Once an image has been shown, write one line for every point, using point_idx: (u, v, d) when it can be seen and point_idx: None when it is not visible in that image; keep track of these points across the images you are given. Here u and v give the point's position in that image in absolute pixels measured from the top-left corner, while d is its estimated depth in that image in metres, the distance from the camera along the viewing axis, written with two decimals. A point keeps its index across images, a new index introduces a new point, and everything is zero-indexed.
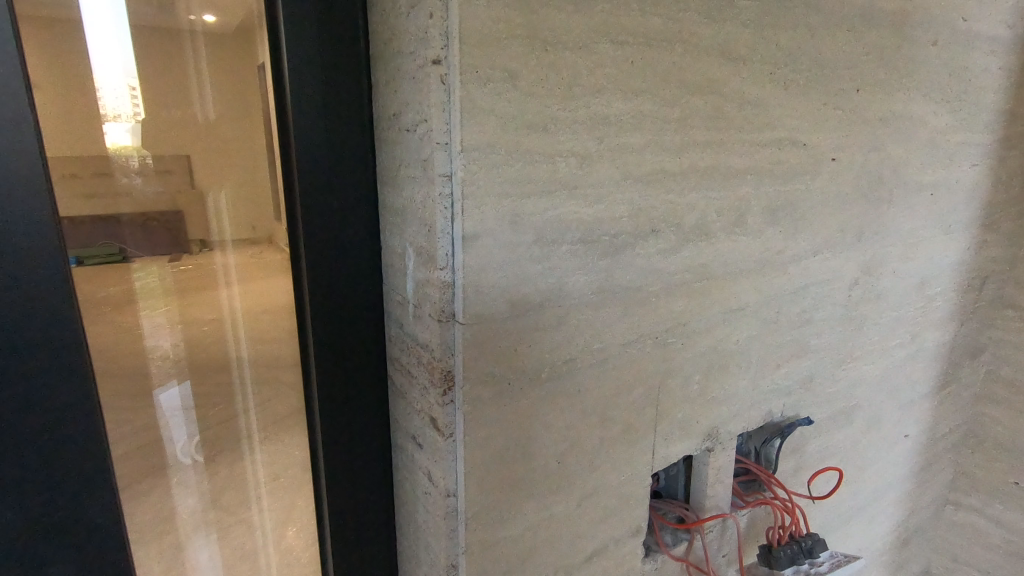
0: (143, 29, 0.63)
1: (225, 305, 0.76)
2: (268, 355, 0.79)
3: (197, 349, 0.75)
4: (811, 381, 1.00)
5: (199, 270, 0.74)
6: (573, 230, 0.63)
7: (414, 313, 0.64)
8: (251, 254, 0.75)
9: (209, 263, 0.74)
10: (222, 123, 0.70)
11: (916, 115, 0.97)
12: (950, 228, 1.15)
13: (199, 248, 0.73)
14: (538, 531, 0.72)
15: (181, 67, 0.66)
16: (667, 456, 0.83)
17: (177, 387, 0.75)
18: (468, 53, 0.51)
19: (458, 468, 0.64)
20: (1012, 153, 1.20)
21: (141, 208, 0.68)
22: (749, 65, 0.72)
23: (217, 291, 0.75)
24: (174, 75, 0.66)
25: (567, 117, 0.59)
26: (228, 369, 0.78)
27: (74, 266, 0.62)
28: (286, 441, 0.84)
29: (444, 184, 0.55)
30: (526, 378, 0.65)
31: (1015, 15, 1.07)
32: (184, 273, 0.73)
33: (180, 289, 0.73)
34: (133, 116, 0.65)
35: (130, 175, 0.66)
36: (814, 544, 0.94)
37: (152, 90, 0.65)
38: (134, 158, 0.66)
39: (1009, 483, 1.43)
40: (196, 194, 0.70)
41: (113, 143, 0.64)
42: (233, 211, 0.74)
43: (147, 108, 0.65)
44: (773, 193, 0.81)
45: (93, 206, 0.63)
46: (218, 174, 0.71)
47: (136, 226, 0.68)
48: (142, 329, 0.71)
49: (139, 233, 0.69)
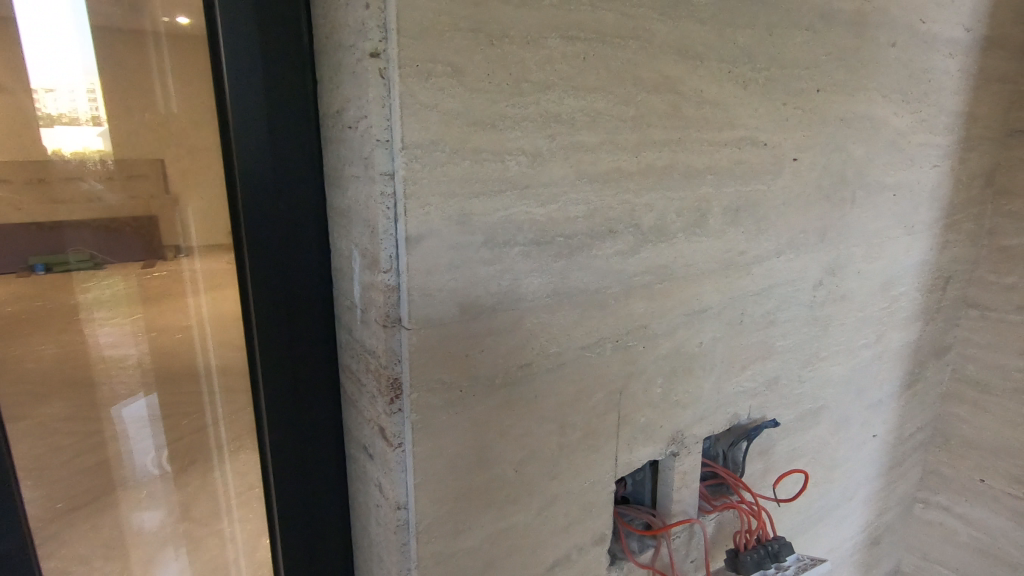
0: (107, 32, 0.63)
1: (193, 314, 0.73)
2: (229, 364, 0.76)
3: (163, 358, 0.74)
4: (777, 383, 0.99)
5: (167, 277, 0.71)
6: (526, 230, 0.61)
7: (361, 319, 0.61)
8: (220, 263, 0.72)
9: (177, 270, 0.71)
10: (189, 127, 0.67)
11: (877, 116, 0.97)
12: (914, 228, 1.15)
13: (172, 255, 0.71)
14: (496, 543, 0.69)
15: (146, 69, 0.65)
16: (631, 462, 0.81)
17: (143, 400, 0.75)
18: (408, 45, 0.49)
19: (407, 480, 0.61)
20: (971, 154, 1.22)
21: (109, 213, 0.68)
22: (707, 64, 0.71)
23: (184, 299, 0.72)
24: (138, 78, 0.65)
25: (516, 114, 0.57)
26: (196, 379, 0.76)
27: (39, 272, 0.66)
28: (236, 455, 0.80)
29: (386, 183, 0.53)
30: (480, 384, 0.62)
31: (972, 18, 1.08)
32: (153, 281, 0.71)
33: (148, 297, 0.71)
34: (98, 118, 0.64)
35: (94, 181, 0.66)
36: (780, 547, 0.93)
37: (116, 94, 0.64)
38: (99, 162, 0.65)
39: (975, 481, 1.45)
40: (168, 200, 0.69)
41: (81, 146, 0.65)
42: (204, 217, 0.70)
43: (112, 113, 0.65)
44: (734, 194, 0.80)
45: (57, 212, 0.65)
46: (188, 179, 0.69)
47: (107, 232, 0.68)
48: (104, 338, 0.71)
49: (110, 240, 0.69)
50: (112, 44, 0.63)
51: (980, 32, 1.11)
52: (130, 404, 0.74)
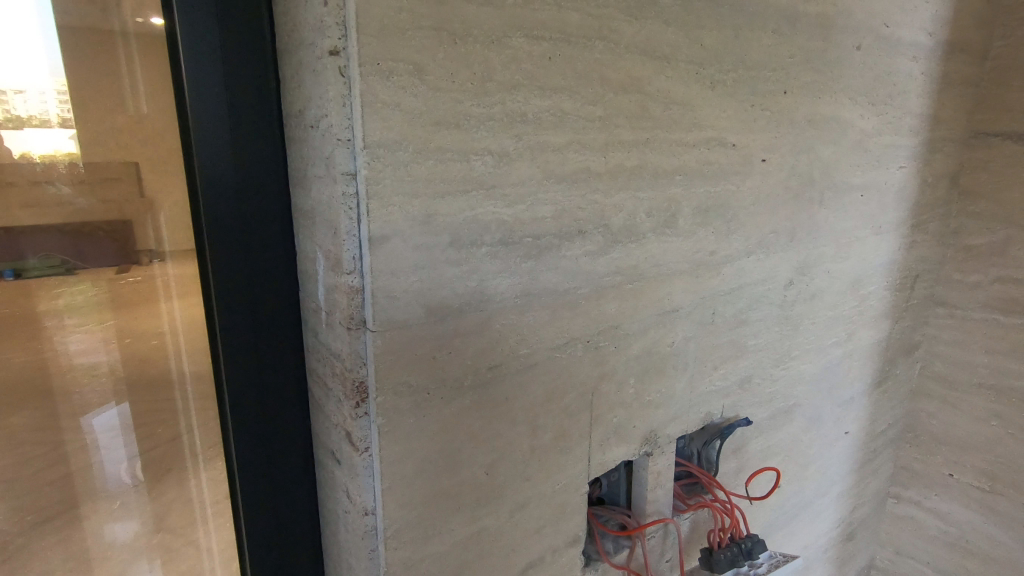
0: (74, 35, 0.63)
1: (166, 319, 0.72)
2: (198, 375, 0.73)
3: (139, 358, 0.76)
4: (749, 382, 1.00)
5: (142, 280, 0.72)
6: (492, 231, 0.60)
7: (326, 322, 0.60)
8: (188, 270, 0.69)
9: (150, 274, 0.71)
10: (156, 129, 0.65)
11: (843, 117, 0.99)
12: (881, 228, 1.18)
13: (146, 258, 0.72)
14: (468, 547, 0.69)
15: (115, 70, 0.64)
16: (604, 463, 0.81)
17: (113, 409, 0.80)
18: (367, 43, 0.49)
19: (375, 485, 0.60)
20: (936, 156, 1.24)
21: (83, 217, 0.71)
22: (674, 65, 0.71)
23: (157, 304, 0.72)
24: (109, 81, 0.64)
25: (481, 113, 0.57)
26: (171, 385, 0.75)
27: (10, 277, 0.73)
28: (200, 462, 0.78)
29: (347, 183, 0.52)
30: (448, 387, 0.62)
31: (934, 23, 1.10)
32: (128, 282, 0.73)
33: (121, 299, 0.74)
34: (65, 122, 0.66)
35: (59, 186, 0.68)
36: (753, 545, 0.93)
37: (85, 96, 0.65)
38: (66, 164, 0.67)
39: (945, 476, 1.48)
40: (143, 202, 0.69)
41: (53, 148, 0.66)
42: (173, 222, 0.69)
43: (80, 116, 0.66)
44: (703, 194, 0.81)
45: (32, 215, 0.69)
46: (158, 182, 0.67)
47: (84, 236, 0.72)
48: (72, 346, 0.78)
49: (87, 243, 0.73)
50: (80, 47, 0.64)
51: (942, 36, 1.14)
52: (102, 411, 0.80)
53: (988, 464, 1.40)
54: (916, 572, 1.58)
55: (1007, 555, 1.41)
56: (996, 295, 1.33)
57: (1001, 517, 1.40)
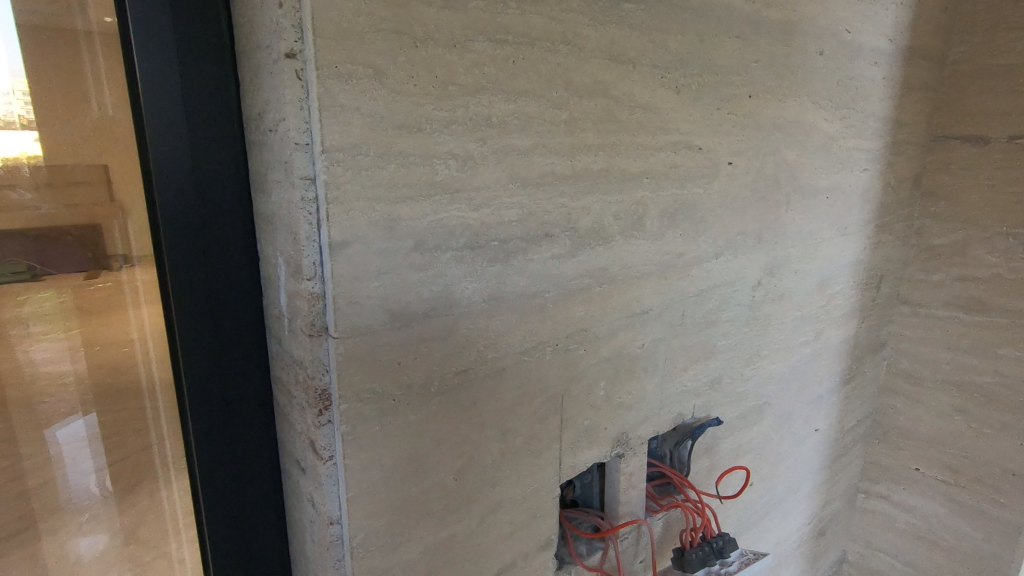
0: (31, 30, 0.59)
1: (134, 327, 0.69)
2: (166, 382, 0.70)
3: (111, 372, 0.71)
4: (719, 382, 1.02)
5: (114, 288, 0.68)
6: (457, 235, 0.60)
7: (288, 329, 0.59)
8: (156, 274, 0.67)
9: (121, 282, 0.68)
10: (119, 129, 0.62)
11: (808, 121, 1.01)
12: (847, 229, 1.20)
13: (121, 263, 0.68)
14: (437, 554, 0.68)
15: (76, 69, 0.61)
16: (575, 465, 0.81)
17: (80, 420, 0.72)
18: (324, 46, 0.48)
19: (340, 494, 0.59)
20: (898, 158, 1.28)
21: (51, 221, 0.65)
22: (639, 69, 0.72)
23: (126, 312, 0.68)
24: (71, 80, 0.61)
25: (444, 117, 0.56)
26: (140, 396, 0.71)
27: None
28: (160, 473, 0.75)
29: (307, 188, 0.51)
30: (414, 393, 0.61)
31: (895, 29, 1.13)
32: (101, 290, 0.68)
33: (93, 308, 0.69)
34: (28, 121, 0.61)
35: (24, 191, 0.63)
36: (724, 543, 0.95)
37: (47, 95, 0.61)
38: (31, 167, 0.62)
39: (912, 470, 1.52)
40: (112, 207, 0.65)
41: (20, 151, 0.61)
42: (139, 225, 0.66)
43: (45, 116, 0.62)
44: (671, 197, 0.81)
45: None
46: (123, 184, 0.64)
47: (51, 241, 0.66)
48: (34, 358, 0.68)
49: (54, 247, 0.66)
50: (38, 42, 0.60)
51: (902, 42, 1.17)
52: (68, 422, 0.71)
53: (952, 458, 1.44)
54: (886, 565, 1.62)
55: (972, 547, 1.45)
56: (958, 294, 1.36)
57: (965, 510, 1.44)
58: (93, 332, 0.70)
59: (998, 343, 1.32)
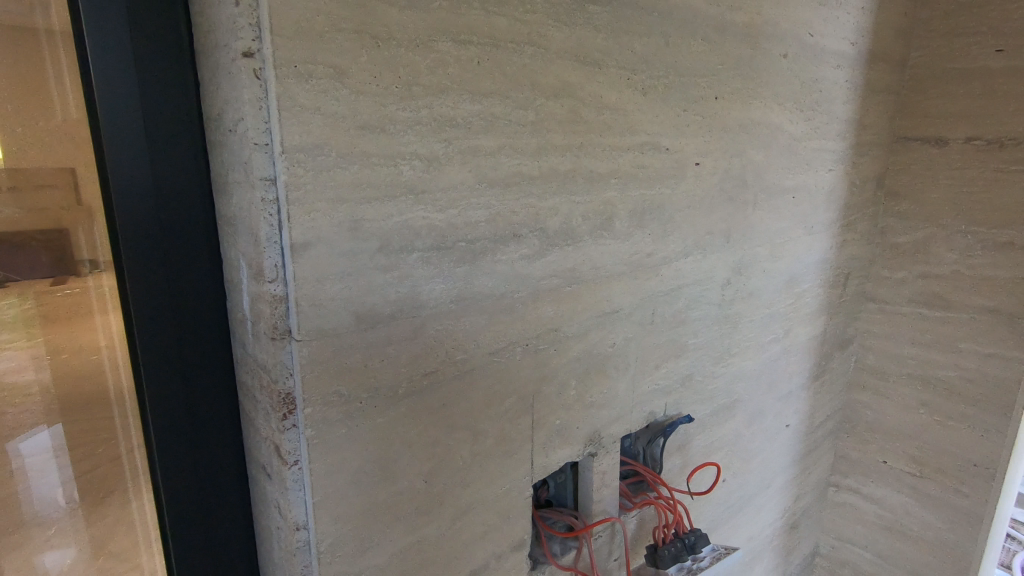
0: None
1: (103, 334, 0.66)
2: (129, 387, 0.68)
3: (79, 381, 0.68)
4: (690, 379, 1.03)
5: (80, 295, 0.65)
6: (423, 236, 0.60)
7: (251, 333, 0.58)
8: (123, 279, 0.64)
9: (87, 288, 0.65)
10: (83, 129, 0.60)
11: (773, 123, 1.03)
12: (813, 228, 1.23)
13: (89, 269, 0.64)
14: (408, 557, 0.68)
15: (35, 67, 0.58)
16: (548, 465, 0.81)
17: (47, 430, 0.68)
18: (283, 45, 0.47)
19: (306, 499, 0.59)
20: (862, 159, 1.31)
21: (13, 226, 0.61)
22: (605, 70, 0.73)
23: (93, 318, 0.66)
24: (32, 79, 0.58)
25: (408, 117, 0.56)
26: (108, 404, 0.69)
27: None
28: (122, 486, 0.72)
29: (267, 189, 0.50)
30: (381, 395, 0.61)
31: (857, 33, 1.16)
32: (67, 298, 0.65)
33: (58, 317, 0.65)
34: None
35: None
36: (696, 539, 0.96)
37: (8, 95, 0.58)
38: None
39: (879, 463, 1.56)
40: (82, 211, 0.62)
41: None
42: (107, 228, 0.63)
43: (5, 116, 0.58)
44: (639, 197, 0.82)
45: None
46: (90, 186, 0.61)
47: (12, 247, 0.62)
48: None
49: (15, 254, 0.62)
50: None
51: (864, 46, 1.20)
52: (33, 433, 0.68)
53: (917, 450, 1.48)
54: (857, 556, 1.65)
55: (936, 536, 1.49)
56: (920, 291, 1.40)
57: (930, 500, 1.48)
58: (62, 339, 0.67)
59: (958, 338, 1.36)
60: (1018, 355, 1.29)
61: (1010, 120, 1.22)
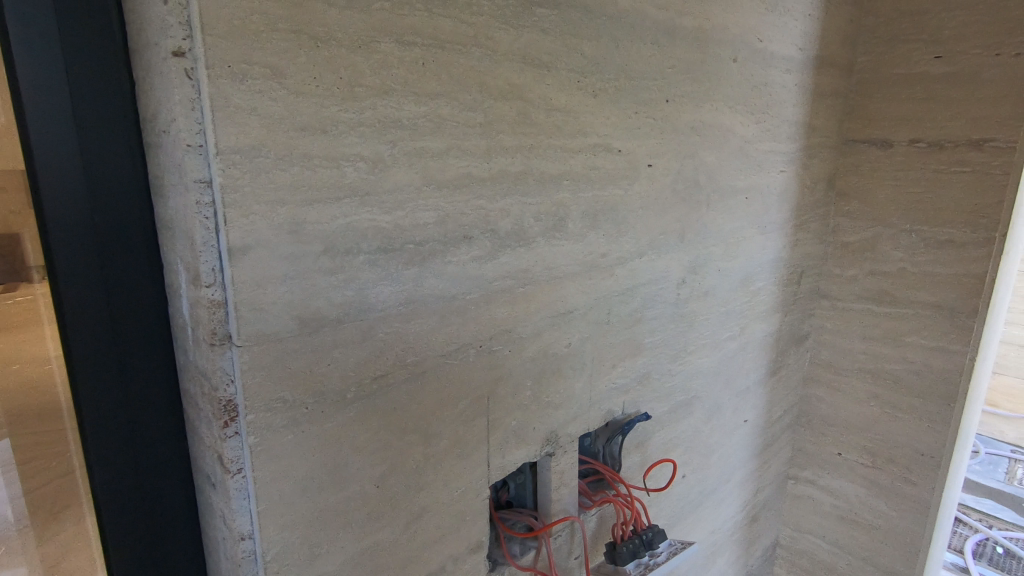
0: None
1: (50, 343, 0.62)
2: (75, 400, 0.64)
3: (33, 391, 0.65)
4: (648, 378, 1.04)
5: (31, 304, 0.62)
6: (369, 238, 0.59)
7: (191, 339, 0.57)
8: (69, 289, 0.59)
9: (37, 297, 0.61)
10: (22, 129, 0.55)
11: (724, 125, 1.05)
12: (766, 228, 1.26)
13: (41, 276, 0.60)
14: (361, 563, 0.67)
15: None
16: (504, 466, 0.81)
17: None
18: (214, 45, 0.46)
19: (250, 507, 0.57)
20: (812, 160, 1.35)
21: None
22: (554, 73, 0.73)
23: (42, 327, 0.62)
24: None
25: (350, 118, 0.55)
26: (59, 417, 0.65)
27: None
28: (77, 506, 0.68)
29: (202, 191, 0.49)
30: (328, 400, 0.60)
31: (804, 39, 1.20)
32: (19, 306, 0.62)
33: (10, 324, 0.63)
34: None
35: None
36: (654, 535, 0.97)
37: None
38: None
39: (834, 455, 1.61)
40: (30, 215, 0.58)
41: None
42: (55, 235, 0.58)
43: None
44: (591, 198, 0.83)
45: None
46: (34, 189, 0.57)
47: None
48: None
49: None
50: None
51: (812, 51, 1.23)
52: None
53: (869, 441, 1.53)
54: (815, 546, 1.70)
55: (888, 524, 1.54)
56: (869, 287, 1.46)
57: (881, 489, 1.54)
58: (16, 349, 0.64)
59: (905, 332, 1.42)
60: (959, 348, 1.34)
61: (948, 124, 1.28)
